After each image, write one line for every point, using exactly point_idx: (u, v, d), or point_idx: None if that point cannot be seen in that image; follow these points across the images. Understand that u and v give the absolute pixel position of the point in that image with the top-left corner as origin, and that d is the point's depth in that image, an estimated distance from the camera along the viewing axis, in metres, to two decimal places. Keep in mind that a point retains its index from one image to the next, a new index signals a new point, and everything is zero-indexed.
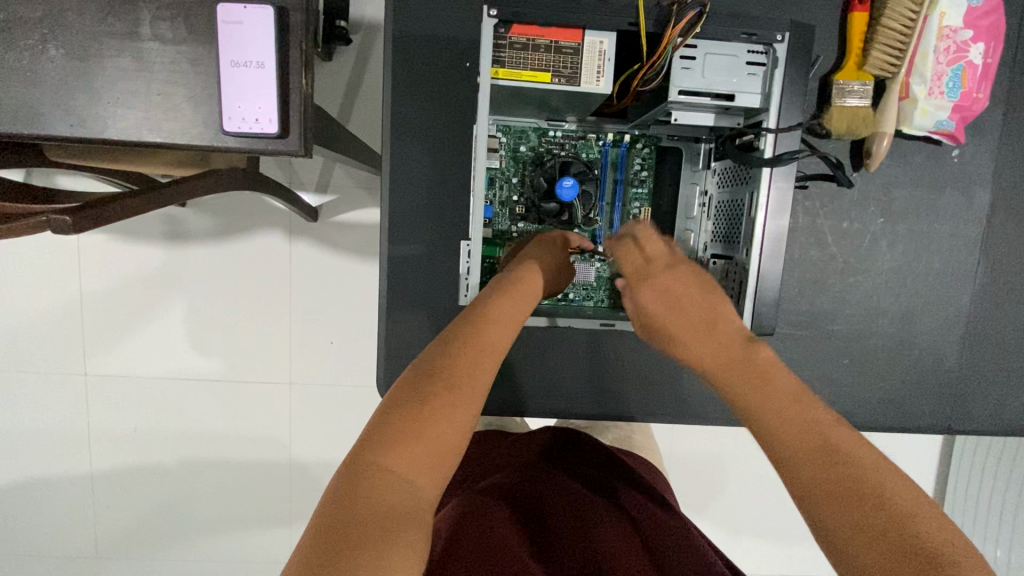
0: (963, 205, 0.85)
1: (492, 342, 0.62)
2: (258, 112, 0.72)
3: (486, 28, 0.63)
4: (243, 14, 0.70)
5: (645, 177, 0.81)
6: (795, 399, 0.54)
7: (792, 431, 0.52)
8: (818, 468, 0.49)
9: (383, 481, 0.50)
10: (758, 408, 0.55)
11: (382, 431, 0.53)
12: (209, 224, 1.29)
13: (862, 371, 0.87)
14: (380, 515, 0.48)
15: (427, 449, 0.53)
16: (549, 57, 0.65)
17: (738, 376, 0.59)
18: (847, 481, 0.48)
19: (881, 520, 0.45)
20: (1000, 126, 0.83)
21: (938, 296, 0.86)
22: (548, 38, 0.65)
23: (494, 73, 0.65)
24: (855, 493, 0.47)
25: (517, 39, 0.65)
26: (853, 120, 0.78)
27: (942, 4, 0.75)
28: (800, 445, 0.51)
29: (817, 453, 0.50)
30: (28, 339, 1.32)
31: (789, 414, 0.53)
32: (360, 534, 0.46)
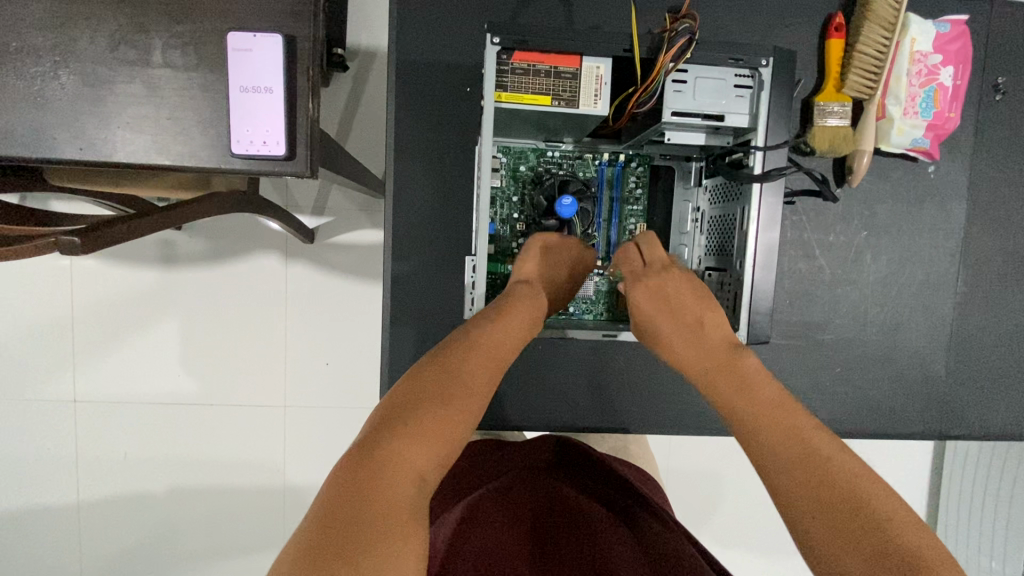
0: (941, 217, 0.89)
1: (496, 345, 0.65)
2: (266, 134, 0.74)
3: (489, 54, 0.67)
4: (252, 42, 0.73)
5: (640, 195, 0.84)
6: (777, 410, 0.59)
7: (783, 442, 0.56)
8: (799, 475, 0.53)
9: (391, 474, 0.51)
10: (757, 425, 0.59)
11: (390, 425, 0.55)
12: (205, 247, 1.29)
13: (854, 380, 0.89)
14: (385, 506, 0.49)
15: (431, 446, 0.55)
16: (549, 82, 0.68)
17: (730, 383, 0.63)
18: (827, 488, 0.51)
19: (860, 524, 0.48)
20: (972, 143, 0.88)
21: (922, 305, 0.90)
22: (548, 64, 0.68)
23: (496, 96, 0.68)
24: (835, 501, 0.50)
25: (518, 66, 0.68)
26: (835, 139, 0.82)
27: (912, 31, 0.80)
28: (779, 450, 0.55)
29: (799, 461, 0.54)
30: (17, 364, 1.30)
31: (775, 425, 0.58)
32: (362, 523, 0.47)
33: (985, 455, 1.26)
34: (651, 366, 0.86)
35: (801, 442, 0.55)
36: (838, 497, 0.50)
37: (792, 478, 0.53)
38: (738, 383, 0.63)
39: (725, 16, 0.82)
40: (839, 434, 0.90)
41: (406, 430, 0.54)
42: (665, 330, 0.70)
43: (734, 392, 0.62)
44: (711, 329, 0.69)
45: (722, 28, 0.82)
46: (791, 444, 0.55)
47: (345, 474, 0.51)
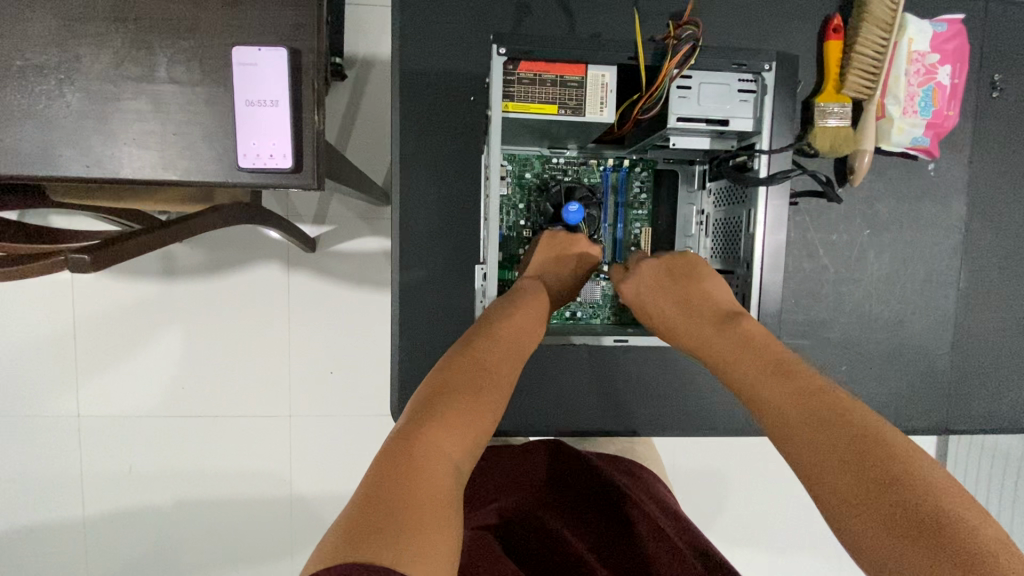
0: (941, 214, 0.90)
1: (518, 338, 0.67)
2: (273, 148, 0.75)
3: (495, 65, 0.67)
4: (257, 56, 0.73)
5: (645, 199, 0.84)
6: (782, 366, 0.60)
7: (780, 393, 0.57)
8: (804, 430, 0.53)
9: (431, 460, 0.52)
10: (758, 381, 0.60)
11: (425, 411, 0.56)
12: (206, 258, 1.29)
13: (860, 378, 0.90)
14: (420, 489, 0.49)
15: (463, 431, 0.56)
16: (555, 90, 0.68)
17: (730, 347, 0.65)
18: (861, 461, 0.49)
19: (870, 473, 0.48)
20: (970, 140, 0.89)
21: (924, 302, 0.91)
22: (553, 73, 0.68)
23: (503, 106, 0.68)
24: (846, 453, 0.50)
25: (524, 75, 0.68)
26: (836, 139, 0.83)
27: (910, 31, 0.81)
28: (785, 407, 0.56)
29: (808, 416, 0.54)
30: (21, 380, 1.30)
31: (782, 384, 0.58)
32: (390, 502, 0.47)
33: (987, 446, 1.26)
34: (659, 368, 0.87)
35: (824, 404, 0.54)
36: (879, 474, 0.48)
37: (821, 456, 0.51)
38: (737, 343, 0.64)
39: (725, 20, 0.82)
40: None
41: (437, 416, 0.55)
42: (661, 305, 0.73)
43: (734, 350, 0.64)
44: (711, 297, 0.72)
45: (721, 32, 0.83)
46: (794, 395, 0.56)
47: (381, 462, 0.51)
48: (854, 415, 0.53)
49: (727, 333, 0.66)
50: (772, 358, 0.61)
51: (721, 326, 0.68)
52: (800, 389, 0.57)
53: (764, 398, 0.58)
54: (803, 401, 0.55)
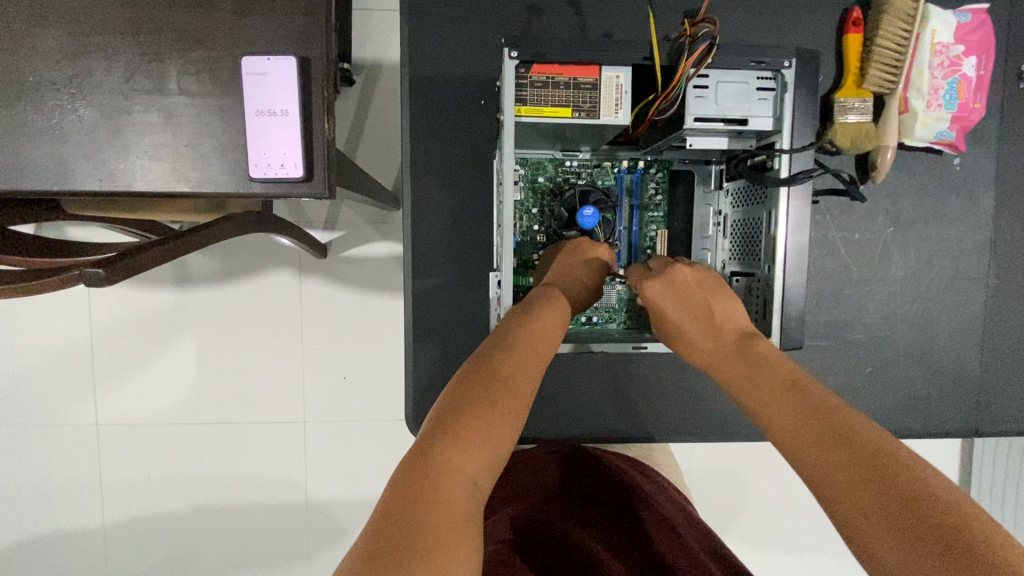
0: (968, 211, 0.87)
1: (537, 351, 0.65)
2: (284, 157, 0.74)
3: (507, 68, 0.64)
4: (267, 66, 0.73)
5: (660, 201, 0.82)
6: (790, 385, 0.59)
7: (791, 413, 0.56)
8: (817, 451, 0.51)
9: (445, 474, 0.51)
10: (770, 409, 0.58)
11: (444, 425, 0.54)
12: (219, 268, 1.30)
13: (885, 381, 0.88)
14: (434, 507, 0.48)
15: (482, 443, 0.55)
16: (569, 93, 0.66)
17: (742, 367, 0.64)
18: (885, 484, 0.45)
19: (889, 493, 0.45)
20: (997, 133, 0.86)
21: (950, 302, 0.88)
22: (567, 75, 0.66)
23: (516, 111, 0.66)
24: (858, 471, 0.47)
25: (537, 78, 0.66)
26: (856, 135, 0.81)
27: (933, 22, 0.79)
28: (799, 430, 0.54)
29: (817, 435, 0.52)
30: (40, 391, 1.31)
31: (793, 404, 0.56)
32: (407, 524, 0.46)
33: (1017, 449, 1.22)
34: (677, 373, 0.85)
35: (835, 422, 0.52)
36: (894, 489, 0.45)
37: (847, 494, 0.47)
38: (750, 362, 0.64)
39: (739, 17, 0.80)
40: None
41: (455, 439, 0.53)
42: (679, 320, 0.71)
43: (743, 372, 0.63)
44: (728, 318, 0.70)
45: (737, 29, 0.81)
46: (803, 412, 0.55)
47: (399, 479, 0.50)
48: (870, 437, 0.50)
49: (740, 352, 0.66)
50: (782, 376, 0.60)
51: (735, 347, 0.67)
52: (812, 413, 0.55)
53: (781, 427, 0.56)
54: (819, 421, 0.53)
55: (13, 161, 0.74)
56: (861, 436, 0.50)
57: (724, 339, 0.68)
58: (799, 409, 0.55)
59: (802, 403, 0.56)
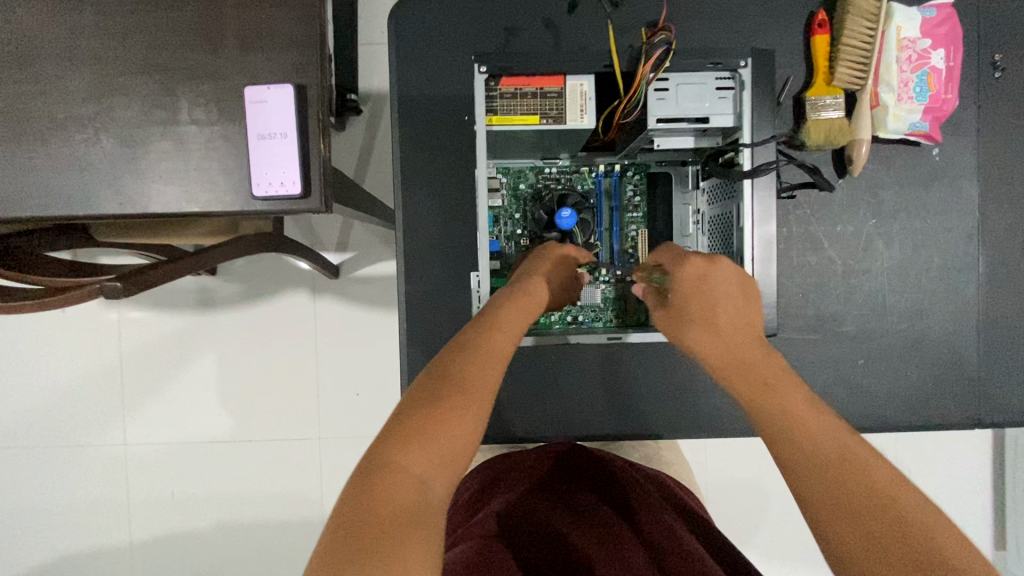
0: (952, 199, 0.87)
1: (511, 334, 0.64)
2: (284, 175, 0.81)
3: (478, 82, 0.70)
4: (267, 94, 0.80)
5: (639, 202, 0.85)
6: (780, 385, 0.58)
7: (787, 410, 0.54)
8: (807, 450, 0.51)
9: (405, 467, 0.49)
10: (765, 403, 0.56)
11: (408, 413, 0.52)
12: (237, 290, 1.37)
13: (879, 372, 0.88)
14: (396, 507, 0.46)
15: (450, 435, 0.52)
16: (537, 102, 0.71)
17: (740, 366, 0.62)
18: (870, 495, 0.46)
19: (872, 503, 0.46)
20: (976, 122, 0.87)
21: (942, 292, 0.88)
22: (534, 87, 0.71)
23: (488, 120, 0.71)
24: (845, 478, 0.48)
25: (506, 90, 0.71)
26: (829, 131, 0.84)
27: (898, 19, 0.82)
28: (788, 427, 0.53)
29: (808, 437, 0.52)
30: (74, 412, 1.40)
31: (785, 402, 0.55)
32: (367, 525, 0.45)
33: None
34: (669, 372, 0.87)
35: (828, 428, 0.52)
36: (878, 501, 0.46)
37: (829, 497, 0.47)
38: (745, 364, 0.62)
39: (707, 25, 0.84)
40: (868, 427, 0.88)
41: (419, 428, 0.50)
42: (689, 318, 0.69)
43: (739, 371, 0.62)
44: (736, 320, 0.67)
45: (706, 37, 0.85)
46: (800, 412, 0.54)
47: (361, 472, 0.49)
48: (858, 447, 0.50)
49: (741, 354, 0.63)
50: (779, 377, 0.59)
51: (741, 349, 0.64)
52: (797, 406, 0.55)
53: (770, 420, 0.55)
54: (810, 425, 0.53)
55: (45, 190, 0.82)
56: (851, 446, 0.50)
57: (734, 341, 0.65)
58: (797, 408, 0.54)
59: (797, 403, 0.55)
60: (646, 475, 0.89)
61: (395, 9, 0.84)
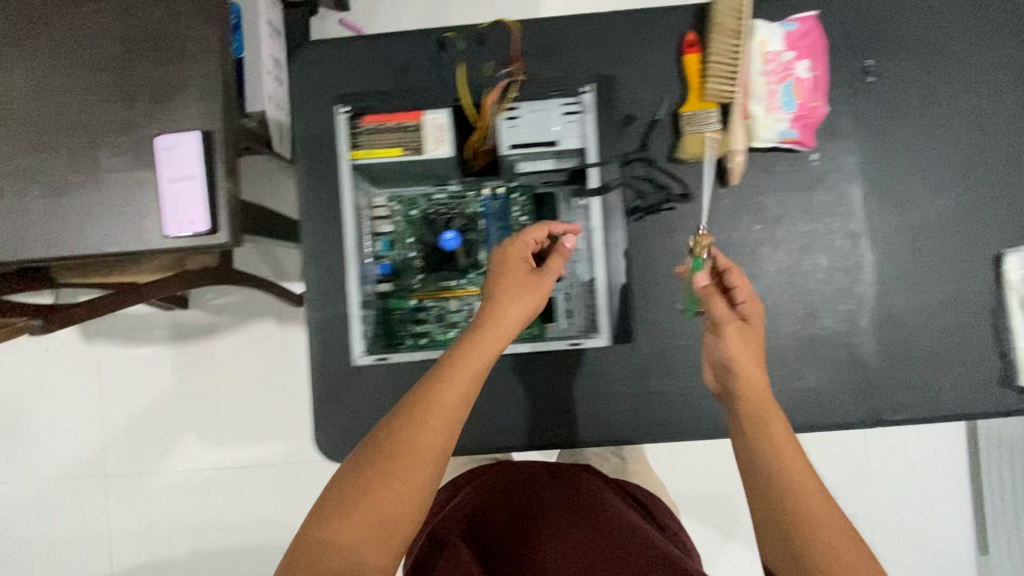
0: (834, 201, 0.90)
1: (470, 367, 0.66)
2: (192, 214, 0.87)
3: (341, 120, 0.84)
4: (176, 140, 0.88)
5: (526, 221, 0.89)
6: (768, 411, 0.66)
7: (767, 439, 0.63)
8: (764, 478, 0.61)
9: (383, 486, 0.59)
10: (756, 425, 0.65)
11: (391, 435, 0.61)
12: (201, 322, 1.45)
13: (774, 374, 0.89)
14: (371, 519, 0.57)
15: (416, 460, 0.60)
16: (398, 135, 0.84)
17: (750, 383, 0.67)
18: (794, 524, 0.58)
19: (790, 527, 0.58)
20: (851, 127, 0.90)
21: (832, 293, 0.89)
22: (395, 121, 0.84)
23: (353, 153, 0.84)
24: (784, 506, 0.59)
25: (371, 125, 0.84)
26: (704, 143, 0.87)
27: (761, 35, 0.86)
28: (758, 454, 0.63)
29: (772, 467, 0.62)
30: (55, 446, 1.48)
31: (768, 429, 0.64)
32: (351, 533, 0.57)
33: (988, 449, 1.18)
34: (565, 380, 0.88)
35: (788, 461, 0.62)
36: (801, 526, 0.58)
37: (771, 518, 0.60)
38: (751, 385, 0.67)
39: (582, 52, 0.90)
40: None
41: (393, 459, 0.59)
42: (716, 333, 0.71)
43: (743, 389, 0.67)
44: (748, 336, 0.70)
45: (582, 62, 0.90)
46: (775, 442, 0.63)
47: (347, 485, 0.60)
48: (799, 484, 0.60)
49: (751, 374, 0.68)
50: (770, 405, 0.66)
51: (756, 367, 0.69)
52: (793, 449, 0.63)
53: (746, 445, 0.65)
54: (780, 457, 0.62)
55: None
56: (799, 483, 0.60)
57: (746, 358, 0.68)
58: (774, 439, 0.63)
59: (776, 434, 0.64)
60: (605, 479, 0.99)
61: (293, 53, 0.91)
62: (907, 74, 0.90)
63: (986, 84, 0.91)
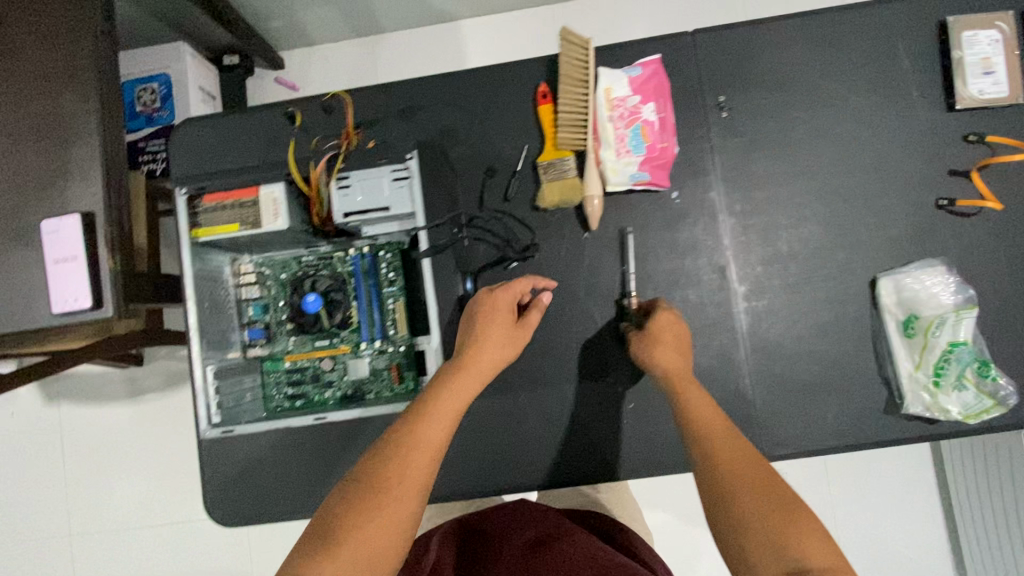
0: (699, 238, 0.90)
1: (450, 404, 0.71)
2: (76, 292, 0.91)
3: (177, 201, 0.79)
4: (59, 224, 0.92)
5: (394, 277, 0.89)
6: (724, 430, 0.70)
7: (732, 452, 0.67)
8: (746, 486, 0.62)
9: (389, 494, 0.62)
10: (718, 441, 0.68)
11: (393, 451, 0.66)
12: (146, 382, 1.49)
13: (649, 415, 0.88)
14: (372, 528, 0.60)
15: (416, 475, 0.64)
16: (234, 211, 0.77)
17: (703, 406, 0.73)
18: (790, 522, 0.58)
19: (784, 526, 0.58)
20: (711, 162, 0.90)
21: (704, 329, 0.89)
22: (229, 199, 0.78)
23: (193, 233, 0.79)
24: (771, 510, 0.60)
25: (208, 204, 0.78)
26: (563, 191, 0.89)
27: (605, 82, 0.87)
28: (733, 465, 0.65)
29: (750, 475, 0.63)
30: (14, 511, 1.52)
31: (731, 443, 0.68)
32: (350, 541, 0.58)
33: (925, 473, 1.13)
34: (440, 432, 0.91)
35: (761, 472, 0.64)
36: (789, 524, 0.58)
37: (756, 525, 0.59)
38: (703, 409, 0.72)
39: (442, 112, 0.93)
40: (650, 470, 0.88)
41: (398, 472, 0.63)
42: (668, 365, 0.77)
43: (700, 412, 0.72)
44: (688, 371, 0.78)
45: (443, 121, 0.93)
46: (741, 456, 0.66)
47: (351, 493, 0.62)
48: (782, 488, 0.62)
49: (699, 400, 0.73)
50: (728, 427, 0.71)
51: (701, 395, 0.74)
52: (736, 441, 0.68)
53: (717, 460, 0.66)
54: (751, 467, 0.65)
55: None
56: (776, 486, 0.62)
57: (692, 389, 0.75)
58: (740, 452, 0.67)
59: (740, 450, 0.67)
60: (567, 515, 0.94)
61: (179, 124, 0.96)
62: (763, 107, 0.90)
63: (845, 110, 0.90)
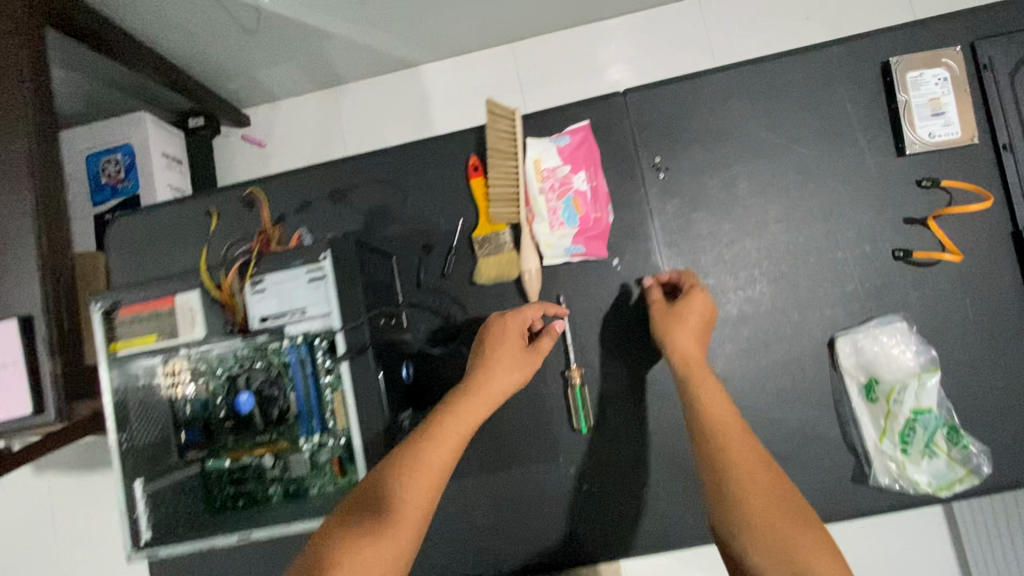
0: (645, 306, 0.86)
1: (457, 429, 0.67)
2: (9, 403, 0.79)
3: (94, 318, 0.75)
4: None
5: (330, 366, 0.76)
6: (739, 428, 0.66)
7: (748, 453, 0.63)
8: (754, 489, 0.60)
9: (391, 520, 0.59)
10: (731, 440, 0.64)
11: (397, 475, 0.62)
12: None
13: (603, 496, 0.84)
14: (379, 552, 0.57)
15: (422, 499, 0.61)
16: (153, 323, 0.75)
17: (718, 399, 0.68)
18: (798, 534, 0.57)
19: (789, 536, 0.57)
20: (651, 226, 0.86)
21: (654, 401, 0.85)
22: (146, 311, 0.75)
23: (110, 348, 0.76)
24: (776, 514, 0.58)
25: (125, 317, 0.76)
26: (498, 266, 0.86)
27: (534, 152, 0.85)
28: (743, 467, 0.62)
29: (759, 479, 0.61)
30: None
31: (746, 445, 0.64)
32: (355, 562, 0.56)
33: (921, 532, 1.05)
34: None
35: (775, 482, 0.61)
36: (794, 536, 0.56)
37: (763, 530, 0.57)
38: (721, 404, 0.67)
39: (374, 190, 0.91)
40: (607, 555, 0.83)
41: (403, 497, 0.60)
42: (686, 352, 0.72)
43: (718, 405, 0.67)
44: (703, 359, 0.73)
45: (375, 199, 0.91)
46: (751, 455, 0.63)
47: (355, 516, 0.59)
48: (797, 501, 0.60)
49: (717, 394, 0.69)
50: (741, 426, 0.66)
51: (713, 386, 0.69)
52: (753, 452, 0.63)
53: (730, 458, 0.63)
54: (764, 474, 0.62)
55: None
56: (790, 499, 0.60)
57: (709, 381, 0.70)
58: (751, 452, 0.63)
59: (754, 452, 0.63)
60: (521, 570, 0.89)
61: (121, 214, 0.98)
62: (703, 165, 0.87)
63: (789, 161, 0.86)
